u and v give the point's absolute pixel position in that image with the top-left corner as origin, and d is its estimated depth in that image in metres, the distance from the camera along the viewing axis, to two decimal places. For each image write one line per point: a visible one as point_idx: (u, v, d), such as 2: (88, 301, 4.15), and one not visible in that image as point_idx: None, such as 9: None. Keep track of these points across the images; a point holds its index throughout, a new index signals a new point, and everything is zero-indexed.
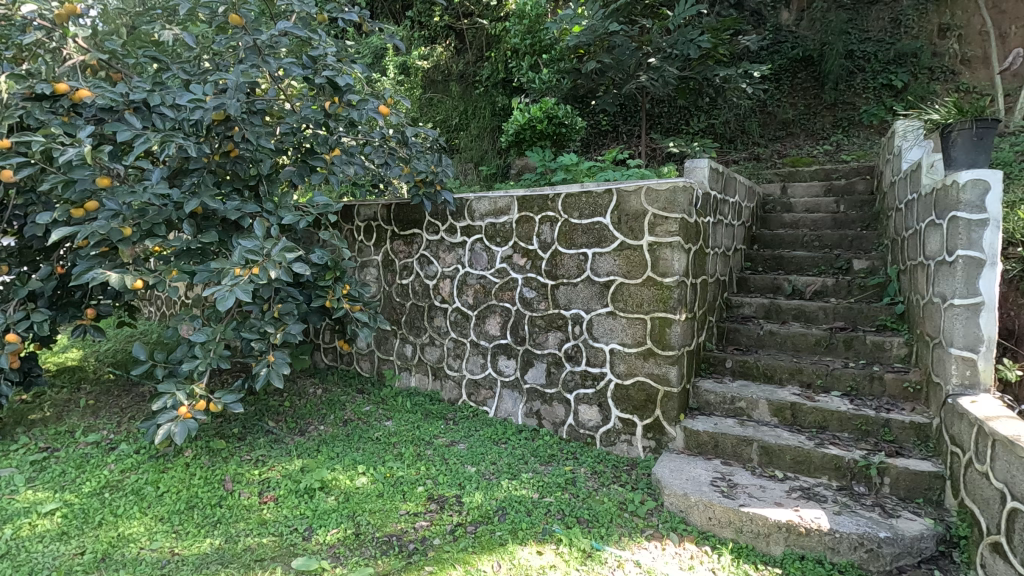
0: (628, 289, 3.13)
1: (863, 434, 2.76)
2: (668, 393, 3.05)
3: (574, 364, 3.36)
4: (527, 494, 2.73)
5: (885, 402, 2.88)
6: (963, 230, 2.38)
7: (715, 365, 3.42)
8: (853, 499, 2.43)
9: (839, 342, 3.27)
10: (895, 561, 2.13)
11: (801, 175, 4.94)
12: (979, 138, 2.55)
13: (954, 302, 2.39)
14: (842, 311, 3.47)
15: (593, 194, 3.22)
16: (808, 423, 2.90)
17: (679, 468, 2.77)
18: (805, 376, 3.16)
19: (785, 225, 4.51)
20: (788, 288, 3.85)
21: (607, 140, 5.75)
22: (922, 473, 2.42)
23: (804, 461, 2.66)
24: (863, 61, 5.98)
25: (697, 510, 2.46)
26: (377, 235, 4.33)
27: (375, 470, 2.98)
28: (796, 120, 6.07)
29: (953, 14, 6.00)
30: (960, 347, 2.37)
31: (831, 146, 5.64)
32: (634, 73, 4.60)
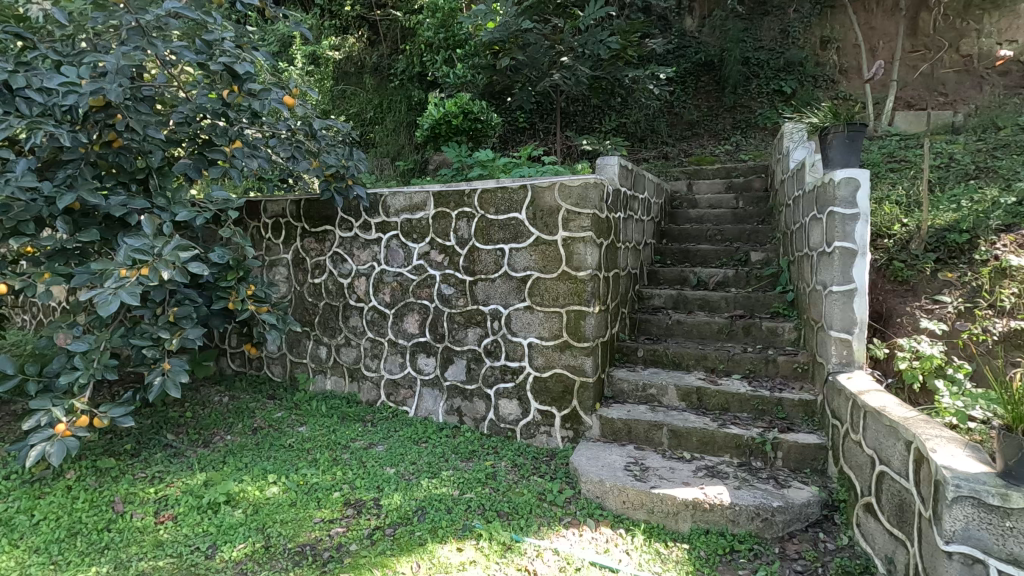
0: (544, 283, 3.18)
1: (759, 413, 2.98)
2: (584, 383, 3.14)
3: (494, 359, 3.38)
4: (447, 492, 2.71)
5: (778, 383, 3.13)
6: (839, 224, 2.62)
7: (629, 354, 3.57)
8: (751, 474, 2.63)
9: (739, 329, 3.50)
10: (786, 527, 2.33)
11: (704, 173, 5.25)
12: (851, 140, 2.82)
13: (833, 289, 2.63)
14: (742, 300, 3.72)
15: (508, 190, 3.24)
16: (712, 406, 3.09)
17: (595, 455, 2.87)
18: (709, 361, 3.36)
19: (691, 220, 4.78)
20: (694, 280, 4.08)
21: (524, 137, 5.82)
22: (809, 446, 2.65)
23: (709, 442, 2.84)
24: (758, 68, 6.44)
25: (612, 494, 2.55)
26: (286, 233, 4.12)
27: (287, 479, 2.84)
28: (700, 121, 6.45)
29: (832, 27, 6.56)
30: (839, 329, 2.62)
31: (732, 146, 5.99)
32: (548, 71, 4.69)
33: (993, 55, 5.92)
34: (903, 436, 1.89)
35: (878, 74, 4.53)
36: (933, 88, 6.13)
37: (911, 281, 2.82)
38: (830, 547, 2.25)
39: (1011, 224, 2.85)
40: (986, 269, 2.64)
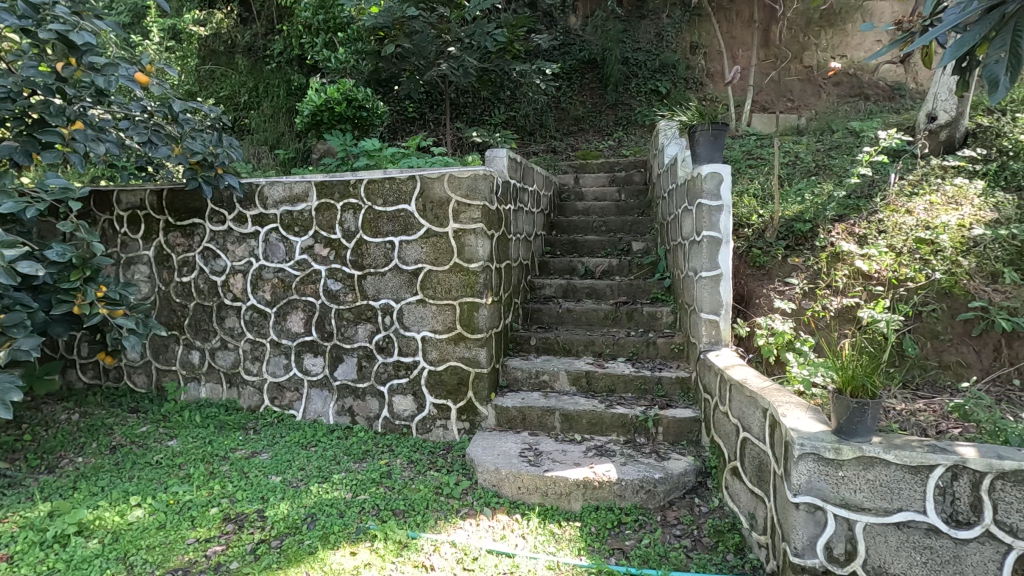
0: (436, 276, 3.14)
1: (642, 392, 3.18)
2: (479, 374, 3.15)
3: (386, 355, 3.29)
4: (339, 495, 2.60)
5: (658, 363, 3.37)
6: (706, 215, 2.85)
7: (522, 344, 3.65)
8: (635, 449, 2.80)
9: (623, 315, 3.71)
10: (667, 496, 2.51)
11: (590, 167, 5.48)
12: (715, 138, 3.07)
13: (702, 274, 2.86)
14: (625, 287, 3.95)
15: (396, 181, 3.16)
16: (600, 388, 3.25)
17: (491, 445, 2.90)
18: (597, 346, 3.52)
19: (578, 212, 4.98)
20: (582, 269, 4.25)
21: (413, 127, 5.71)
22: (685, 420, 2.88)
23: (598, 422, 2.98)
24: (636, 68, 6.82)
25: (508, 481, 2.60)
26: (146, 227, 3.69)
27: (153, 500, 2.56)
28: (585, 117, 6.72)
29: (700, 34, 7.11)
30: (707, 311, 2.87)
31: (614, 142, 6.36)
32: (435, 60, 4.64)
33: (827, 68, 6.75)
34: (761, 405, 2.11)
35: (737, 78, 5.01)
36: (782, 94, 6.87)
37: (766, 265, 3.15)
38: (704, 510, 2.47)
39: (843, 215, 3.27)
40: (824, 254, 3.01)
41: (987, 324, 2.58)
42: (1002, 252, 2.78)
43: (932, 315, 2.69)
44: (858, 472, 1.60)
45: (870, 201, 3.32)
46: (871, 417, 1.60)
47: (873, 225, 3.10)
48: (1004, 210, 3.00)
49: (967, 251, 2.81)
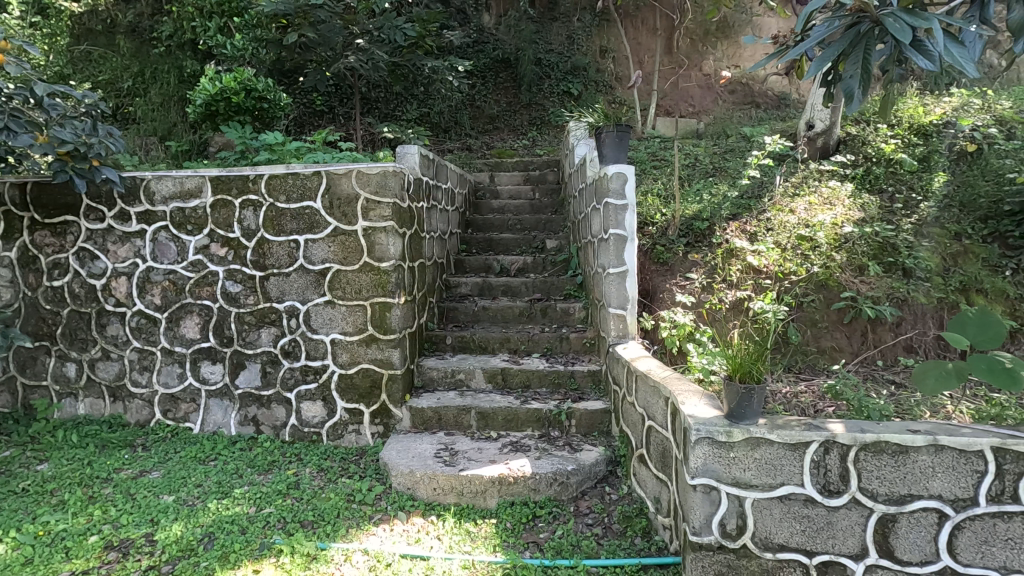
0: (345, 275, 3.03)
1: (556, 386, 3.25)
2: (392, 375, 3.08)
3: (293, 360, 3.13)
4: (241, 511, 2.44)
5: (571, 357, 3.45)
6: (613, 214, 2.96)
7: (437, 343, 3.62)
8: (549, 443, 2.86)
9: (537, 311, 3.77)
10: (579, 486, 2.59)
11: (505, 165, 5.52)
12: (619, 139, 3.18)
13: (610, 271, 2.96)
14: (539, 284, 4.01)
15: (300, 176, 3.01)
16: (516, 384, 3.28)
17: (405, 447, 2.84)
18: (512, 343, 3.56)
19: (493, 210, 5.01)
20: (497, 267, 4.28)
21: (321, 121, 5.49)
22: (596, 411, 2.97)
23: (513, 419, 3.01)
24: (549, 69, 6.95)
25: (422, 483, 2.57)
26: (6, 226, 3.27)
27: (18, 533, 2.27)
28: (500, 116, 6.76)
29: (609, 39, 7.35)
30: (615, 306, 2.98)
31: (528, 142, 6.46)
32: (342, 52, 4.46)
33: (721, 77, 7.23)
34: (663, 393, 2.22)
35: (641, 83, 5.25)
36: (684, 100, 7.27)
37: (668, 261, 3.32)
38: (614, 497, 2.57)
39: (736, 214, 3.51)
40: (720, 250, 3.22)
41: (856, 311, 2.87)
42: (867, 247, 3.11)
43: (812, 305, 2.95)
44: (746, 452, 1.73)
45: (759, 201, 3.59)
46: (757, 401, 1.73)
47: (762, 223, 3.36)
48: (869, 210, 3.35)
49: (840, 247, 3.11)
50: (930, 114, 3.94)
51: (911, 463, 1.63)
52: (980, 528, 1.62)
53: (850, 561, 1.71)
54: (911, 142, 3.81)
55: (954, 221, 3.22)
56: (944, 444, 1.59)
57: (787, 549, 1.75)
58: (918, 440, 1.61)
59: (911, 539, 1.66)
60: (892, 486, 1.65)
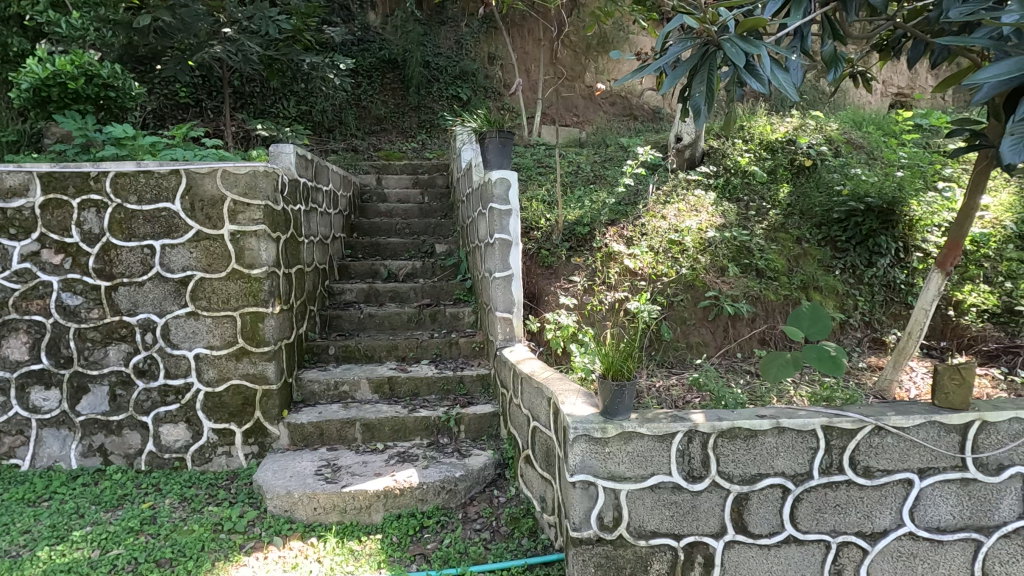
0: (211, 284, 2.77)
1: (445, 392, 3.22)
2: (267, 391, 2.87)
3: (148, 380, 2.80)
4: (82, 556, 2.14)
5: (460, 362, 3.43)
6: (497, 218, 2.99)
7: (320, 354, 3.44)
8: (438, 451, 2.82)
9: (426, 317, 3.70)
10: (468, 492, 2.57)
11: (393, 168, 5.40)
12: (502, 145, 3.23)
13: (496, 275, 2.99)
14: (428, 289, 3.94)
15: (154, 174, 2.70)
16: (403, 393, 3.20)
17: (282, 466, 2.65)
18: (400, 350, 3.47)
19: (380, 213, 4.87)
20: (385, 272, 4.16)
21: (186, 114, 5.03)
22: (485, 415, 2.98)
23: (400, 428, 2.93)
24: (437, 73, 6.90)
25: (301, 504, 2.41)
26: None
27: None
28: (387, 117, 6.63)
29: (496, 46, 7.44)
30: (502, 310, 3.01)
31: (418, 144, 6.43)
32: (207, 41, 4.11)
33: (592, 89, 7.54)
34: (546, 393, 2.28)
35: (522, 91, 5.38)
36: (568, 110, 7.54)
37: (553, 265, 3.43)
38: (502, 500, 2.58)
39: (615, 219, 3.71)
40: (600, 254, 3.39)
41: (718, 309, 3.15)
42: (726, 251, 3.42)
43: (681, 304, 3.18)
44: (620, 446, 1.82)
45: (635, 208, 3.82)
46: (628, 396, 1.82)
47: (637, 228, 3.58)
48: (728, 217, 3.69)
49: (704, 249, 3.40)
50: (776, 132, 4.43)
51: (760, 445, 1.80)
52: (815, 498, 1.83)
53: (712, 540, 1.86)
54: (761, 157, 4.27)
55: (796, 227, 3.64)
56: (785, 426, 1.78)
57: (658, 534, 1.86)
58: (765, 424, 1.78)
59: (761, 514, 1.84)
60: (745, 467, 1.82)
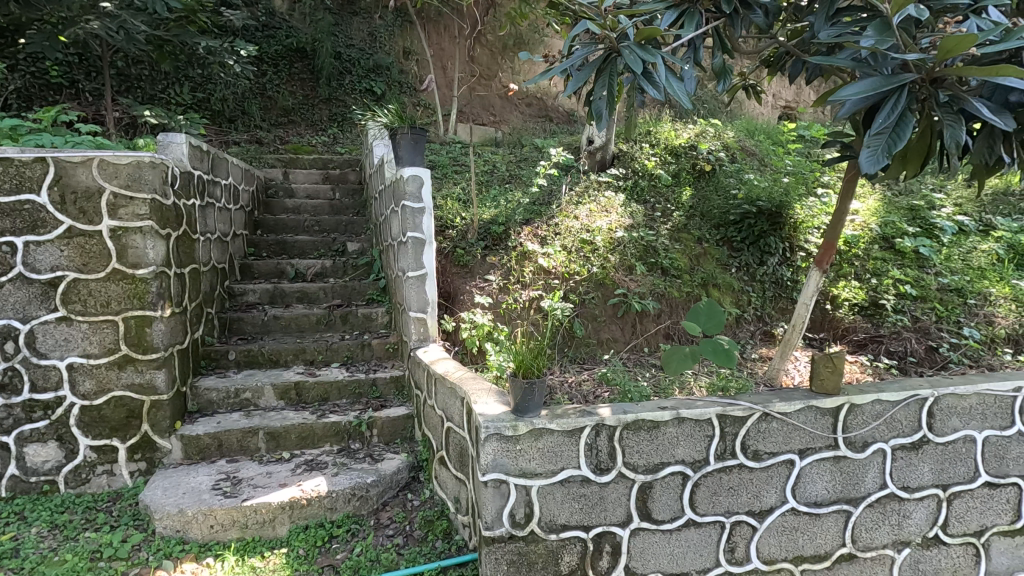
0: (86, 286, 2.49)
1: (357, 396, 3.11)
2: (156, 402, 2.63)
3: (9, 395, 2.48)
4: None
5: (373, 365, 3.33)
6: (410, 217, 2.94)
7: (218, 360, 3.21)
8: (349, 457, 2.72)
9: (336, 318, 3.56)
10: (380, 497, 2.50)
11: (301, 162, 5.15)
12: (415, 141, 3.15)
13: (409, 274, 2.93)
14: (339, 289, 3.79)
15: (14, 162, 2.38)
16: (312, 398, 3.06)
17: (174, 483, 2.44)
18: (308, 354, 3.31)
19: (287, 210, 4.63)
20: (291, 272, 3.95)
21: (58, 96, 4.49)
22: (398, 418, 2.91)
23: (308, 435, 2.80)
24: (349, 65, 6.67)
25: (196, 523, 2.23)
26: None
27: None
28: (295, 109, 6.33)
29: (412, 40, 7.28)
30: (416, 310, 2.96)
31: (328, 138, 6.19)
32: (82, 15, 3.69)
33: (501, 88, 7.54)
34: (459, 394, 2.26)
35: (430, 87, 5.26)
36: (485, 109, 7.54)
37: (468, 264, 3.43)
38: (416, 503, 2.54)
39: (529, 219, 3.76)
40: (515, 253, 3.43)
41: (626, 306, 3.28)
42: (634, 250, 3.56)
43: (592, 301, 3.28)
44: (531, 443, 1.84)
45: (548, 208, 3.89)
46: (538, 393, 1.85)
47: (551, 228, 3.65)
48: (636, 218, 3.85)
49: (613, 249, 3.52)
50: (679, 138, 4.69)
51: (662, 435, 1.89)
52: (711, 483, 1.95)
53: (618, 529, 1.93)
54: (667, 161, 4.49)
55: (697, 228, 3.87)
56: (684, 416, 1.89)
57: (569, 527, 1.90)
58: (666, 415, 1.88)
59: (663, 500, 1.93)
60: (649, 457, 1.90)
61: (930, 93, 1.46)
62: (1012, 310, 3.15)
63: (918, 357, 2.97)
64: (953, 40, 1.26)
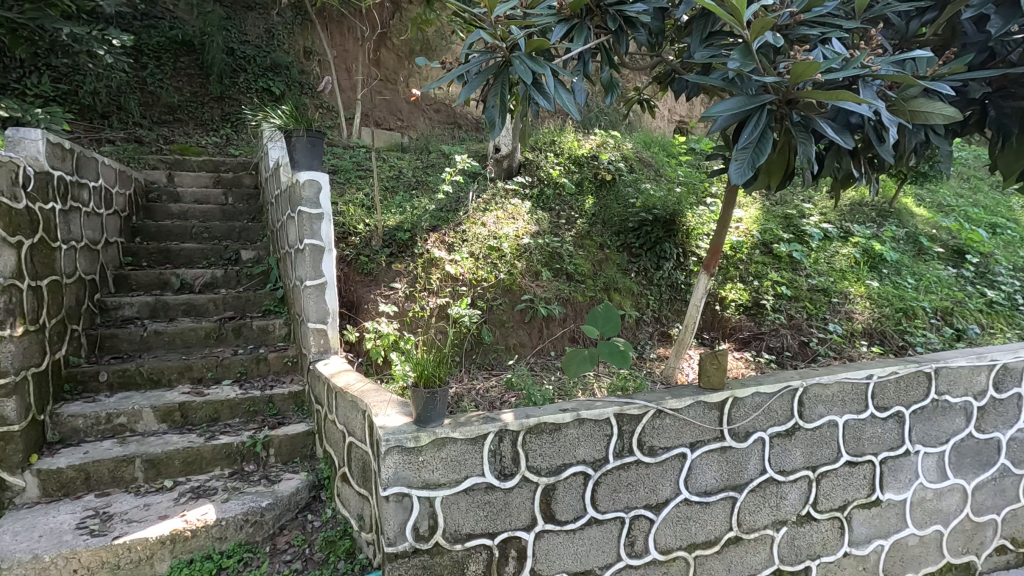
0: None
1: (251, 415, 2.91)
2: (5, 434, 2.30)
3: None
4: None
5: (269, 380, 3.13)
6: (307, 223, 2.81)
7: (87, 382, 2.88)
8: (242, 481, 2.53)
9: (228, 331, 3.31)
10: (276, 521, 2.35)
11: (188, 164, 4.77)
12: (312, 145, 3.01)
13: (307, 283, 2.81)
14: (231, 300, 3.54)
15: None
16: (199, 420, 2.82)
17: (29, 525, 2.15)
18: (195, 371, 3.06)
19: (172, 216, 4.26)
20: (176, 283, 3.63)
21: None
22: (297, 435, 2.76)
23: (194, 460, 2.57)
24: (244, 62, 6.29)
25: (55, 569, 1.97)
26: None
27: None
28: (182, 106, 5.87)
29: (314, 40, 6.91)
30: (315, 320, 2.82)
31: (220, 140, 5.80)
32: None
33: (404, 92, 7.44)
34: (360, 407, 2.18)
35: (328, 87, 5.05)
36: (393, 113, 7.32)
37: (373, 272, 3.35)
38: (316, 524, 2.41)
39: (436, 226, 3.73)
40: (421, 260, 3.38)
41: (533, 311, 3.32)
42: (540, 256, 3.64)
43: (500, 307, 3.30)
44: (433, 454, 1.81)
45: (456, 214, 3.88)
46: (441, 403, 1.83)
47: (458, 235, 3.64)
48: (542, 224, 3.94)
49: (520, 255, 3.57)
50: (582, 148, 4.86)
51: (563, 437, 1.94)
52: (611, 480, 2.02)
53: (524, 533, 1.94)
54: (570, 170, 4.63)
55: (600, 234, 4.02)
56: (584, 417, 1.95)
57: (474, 536, 1.89)
58: (566, 417, 1.92)
59: (566, 501, 1.98)
60: (551, 459, 1.94)
61: (786, 113, 1.62)
62: (867, 306, 3.56)
63: (793, 351, 3.27)
64: (802, 66, 1.41)
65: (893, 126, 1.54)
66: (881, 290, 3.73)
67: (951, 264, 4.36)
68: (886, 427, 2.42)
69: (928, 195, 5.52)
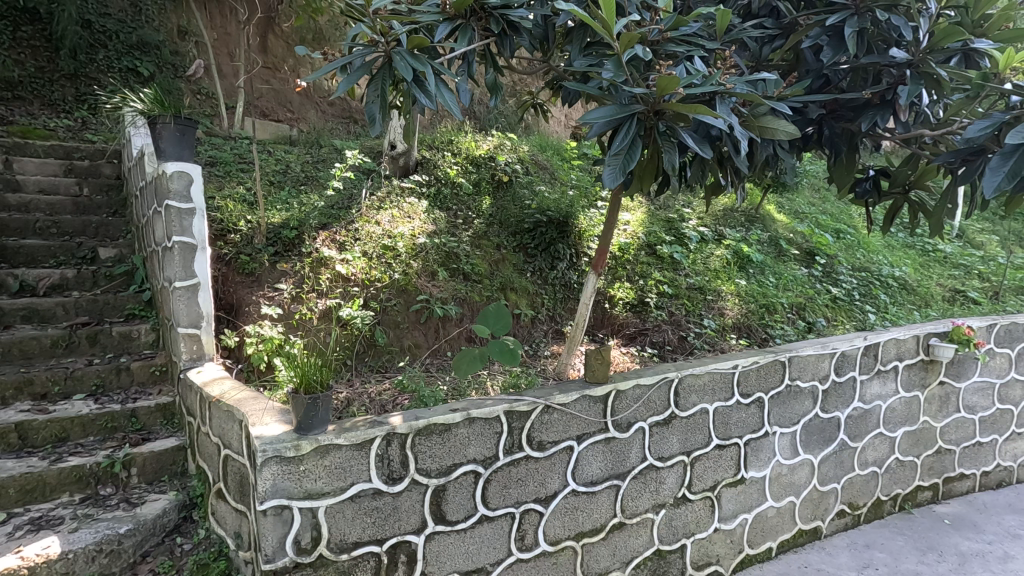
0: None
1: (109, 432, 2.60)
2: None
3: None
4: None
5: (132, 393, 2.83)
6: (176, 218, 2.56)
7: None
8: (96, 506, 2.25)
9: (81, 339, 2.94)
10: (138, 548, 2.12)
11: (31, 149, 4.19)
12: (181, 134, 2.76)
13: (176, 285, 2.57)
14: (85, 304, 3.14)
15: None
16: (42, 441, 2.47)
17: None
18: (37, 386, 2.68)
19: (9, 207, 3.67)
20: (14, 284, 3.15)
21: None
22: (165, 451, 2.51)
23: (35, 488, 2.25)
24: (104, 37, 5.60)
25: None
26: None
27: None
28: (24, 82, 5.18)
29: (189, 18, 6.22)
30: (185, 325, 2.59)
31: (73, 123, 5.17)
32: None
33: (293, 82, 7.04)
34: (236, 417, 2.03)
35: (200, 71, 4.58)
36: (281, 104, 6.91)
37: (255, 272, 3.15)
38: (186, 547, 2.21)
39: (326, 223, 3.57)
40: (309, 260, 3.22)
41: (429, 311, 3.27)
42: (436, 256, 3.60)
43: (393, 308, 3.20)
44: (316, 462, 1.73)
45: (348, 212, 3.74)
46: (323, 408, 1.76)
47: (350, 233, 3.51)
48: (438, 224, 3.91)
49: (415, 255, 3.51)
50: (479, 149, 4.89)
51: (453, 437, 1.94)
52: (501, 477, 2.05)
53: (413, 536, 1.91)
54: (467, 170, 4.65)
55: (497, 235, 4.05)
56: (474, 416, 1.96)
57: (361, 544, 1.82)
58: (456, 417, 1.93)
59: (457, 501, 1.97)
60: (441, 460, 1.93)
61: (654, 123, 1.74)
62: (736, 303, 3.93)
63: (673, 345, 3.52)
64: (665, 81, 1.53)
65: (744, 140, 1.71)
66: (747, 288, 4.12)
67: (805, 264, 4.92)
68: (749, 411, 2.68)
69: (787, 203, 6.20)
